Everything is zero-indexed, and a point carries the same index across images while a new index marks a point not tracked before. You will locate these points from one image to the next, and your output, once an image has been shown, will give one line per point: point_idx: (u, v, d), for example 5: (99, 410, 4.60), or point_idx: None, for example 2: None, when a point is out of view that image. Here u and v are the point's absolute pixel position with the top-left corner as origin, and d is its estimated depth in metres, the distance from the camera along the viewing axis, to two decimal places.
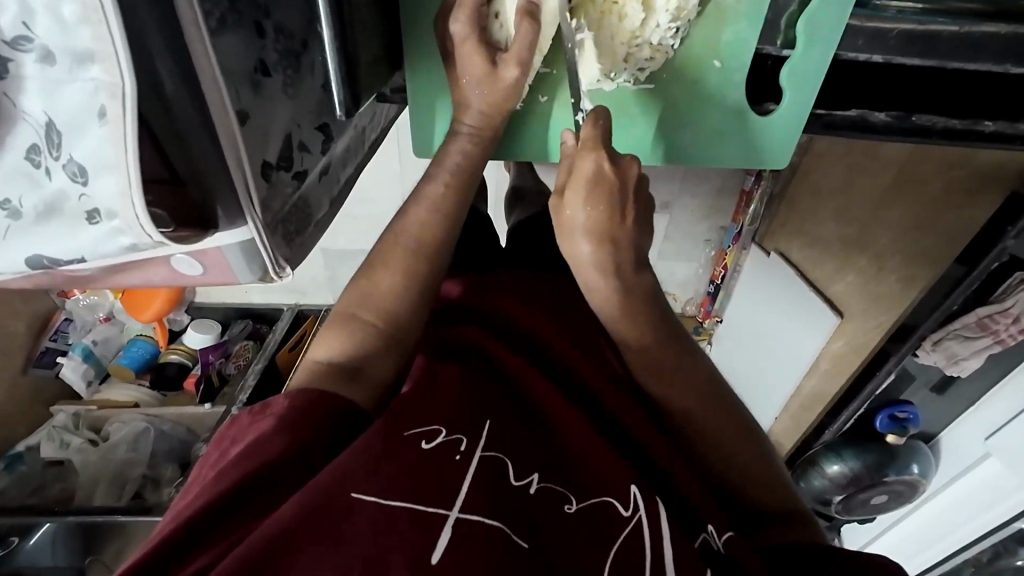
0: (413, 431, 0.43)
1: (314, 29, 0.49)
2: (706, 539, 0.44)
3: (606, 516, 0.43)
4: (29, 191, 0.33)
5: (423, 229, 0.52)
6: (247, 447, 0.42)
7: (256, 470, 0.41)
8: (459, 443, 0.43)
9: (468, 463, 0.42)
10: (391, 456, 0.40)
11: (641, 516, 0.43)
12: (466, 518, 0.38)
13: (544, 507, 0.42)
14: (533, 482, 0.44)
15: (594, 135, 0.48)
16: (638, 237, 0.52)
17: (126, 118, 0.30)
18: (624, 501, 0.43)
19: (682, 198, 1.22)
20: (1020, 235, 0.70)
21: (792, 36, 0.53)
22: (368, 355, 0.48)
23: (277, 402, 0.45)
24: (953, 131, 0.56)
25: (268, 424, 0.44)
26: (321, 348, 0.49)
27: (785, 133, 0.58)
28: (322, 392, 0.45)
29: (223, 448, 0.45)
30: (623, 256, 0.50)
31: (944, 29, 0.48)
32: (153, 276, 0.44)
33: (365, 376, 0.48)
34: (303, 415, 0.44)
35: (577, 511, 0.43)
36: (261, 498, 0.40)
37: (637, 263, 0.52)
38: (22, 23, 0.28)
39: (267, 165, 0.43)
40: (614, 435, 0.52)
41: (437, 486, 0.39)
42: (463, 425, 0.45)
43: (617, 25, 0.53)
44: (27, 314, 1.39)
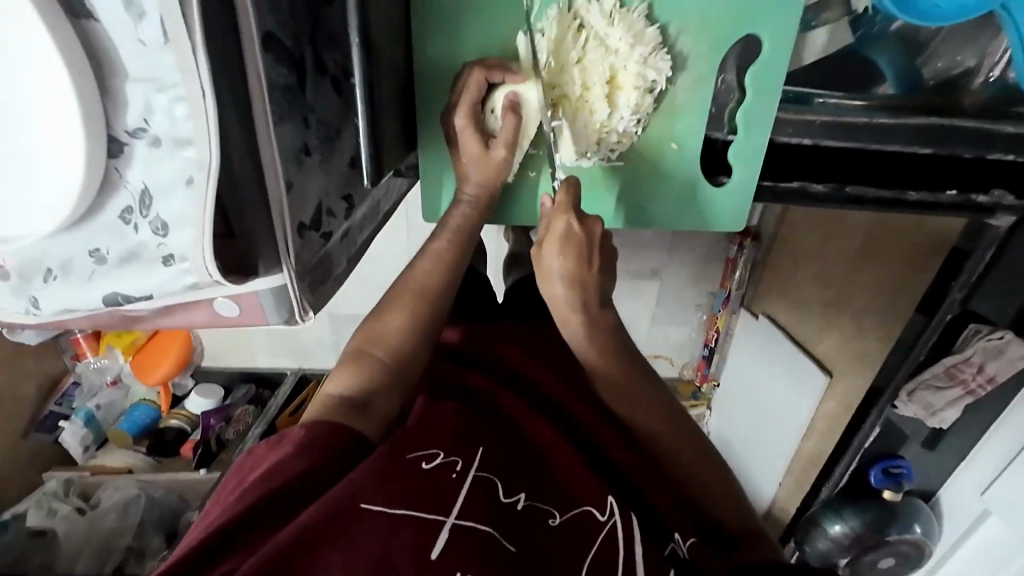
0: (415, 454, 0.48)
1: (347, 121, 0.61)
2: (672, 548, 0.50)
3: (584, 521, 0.48)
4: (117, 242, 0.42)
5: (429, 278, 0.60)
6: (269, 469, 0.47)
7: (275, 489, 0.45)
8: (456, 464, 0.48)
9: (463, 481, 0.46)
10: (396, 475, 0.45)
11: (615, 521, 0.48)
12: (462, 524, 0.43)
13: (532, 519, 0.46)
14: (521, 500, 0.48)
15: (568, 198, 0.54)
16: (603, 282, 0.57)
17: (208, 185, 0.39)
18: (601, 507, 0.49)
19: (671, 266, 1.35)
20: (964, 289, 0.77)
21: (735, 124, 0.62)
22: (374, 390, 0.54)
23: (292, 432, 0.49)
24: (882, 200, 0.67)
25: (286, 450, 0.48)
26: (339, 382, 0.55)
27: (737, 202, 0.65)
28: (337, 426, 0.50)
29: (245, 472, 0.50)
30: (590, 294, 0.56)
31: (859, 119, 0.62)
32: (196, 317, 0.51)
33: (373, 410, 0.53)
34: (319, 440, 0.48)
35: (559, 525, 0.47)
36: (278, 514, 0.44)
37: (600, 300, 0.57)
38: (142, 119, 0.38)
39: (302, 225, 0.52)
40: (597, 461, 0.59)
41: (436, 499, 0.44)
42: (458, 449, 0.50)
43: (587, 119, 0.58)
44: (36, 377, 1.43)
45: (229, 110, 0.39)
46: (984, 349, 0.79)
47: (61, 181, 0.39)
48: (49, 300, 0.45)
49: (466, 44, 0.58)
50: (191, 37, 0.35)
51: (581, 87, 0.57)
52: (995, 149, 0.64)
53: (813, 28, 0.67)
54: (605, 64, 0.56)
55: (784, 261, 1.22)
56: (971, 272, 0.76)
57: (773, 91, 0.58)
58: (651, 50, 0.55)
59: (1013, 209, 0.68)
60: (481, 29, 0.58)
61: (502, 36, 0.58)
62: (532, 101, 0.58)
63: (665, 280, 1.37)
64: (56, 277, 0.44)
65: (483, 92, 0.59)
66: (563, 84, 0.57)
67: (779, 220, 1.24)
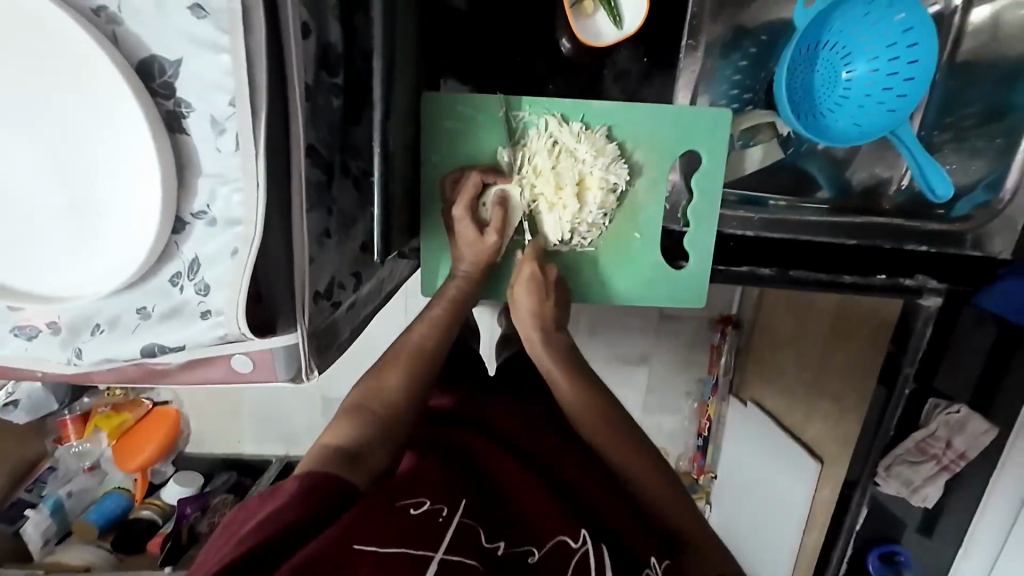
0: (403, 501, 0.53)
1: (365, 212, 0.72)
2: None
3: (562, 552, 0.52)
4: (163, 301, 0.51)
5: (423, 342, 0.68)
6: (263, 521, 0.49)
7: (270, 539, 0.48)
8: (441, 510, 0.53)
9: (449, 524, 0.51)
10: (387, 522, 0.50)
11: (587, 548, 0.53)
12: (450, 559, 0.48)
13: (511, 557, 0.51)
14: (501, 546, 0.53)
15: (534, 251, 0.72)
16: (560, 313, 0.74)
17: (248, 254, 0.48)
18: (574, 536, 0.54)
19: (658, 352, 1.42)
20: (915, 364, 0.83)
21: (688, 219, 0.74)
22: (368, 443, 0.57)
23: (288, 485, 0.52)
24: (822, 282, 0.77)
25: (283, 501, 0.50)
26: (331, 436, 0.58)
27: (697, 282, 0.75)
28: (326, 475, 0.52)
29: (232, 532, 0.51)
30: (549, 320, 0.73)
31: (788, 218, 0.76)
32: (214, 372, 0.58)
33: (363, 464, 0.56)
34: (315, 489, 0.51)
35: (538, 561, 0.51)
36: (277, 562, 0.47)
37: (558, 324, 0.73)
38: (205, 204, 0.48)
39: (317, 294, 0.60)
40: (574, 501, 0.61)
41: (425, 539, 0.49)
42: (442, 497, 0.55)
43: (563, 211, 0.69)
44: (14, 459, 1.41)
45: (275, 199, 0.51)
46: (945, 422, 0.85)
47: (128, 251, 0.49)
48: (92, 351, 0.53)
49: (463, 154, 0.71)
50: (256, 145, 0.46)
51: (556, 188, 0.69)
52: (908, 239, 0.77)
53: (750, 145, 0.86)
54: (575, 170, 0.68)
55: (766, 347, 1.33)
56: (917, 346, 0.82)
57: (713, 194, 0.72)
58: (611, 160, 0.68)
59: (938, 290, 0.78)
60: (473, 142, 0.70)
61: (491, 148, 0.71)
62: (517, 197, 0.70)
63: (653, 366, 1.43)
64: (102, 330, 0.52)
65: (480, 189, 0.70)
66: (541, 185, 0.69)
67: (756, 309, 1.37)
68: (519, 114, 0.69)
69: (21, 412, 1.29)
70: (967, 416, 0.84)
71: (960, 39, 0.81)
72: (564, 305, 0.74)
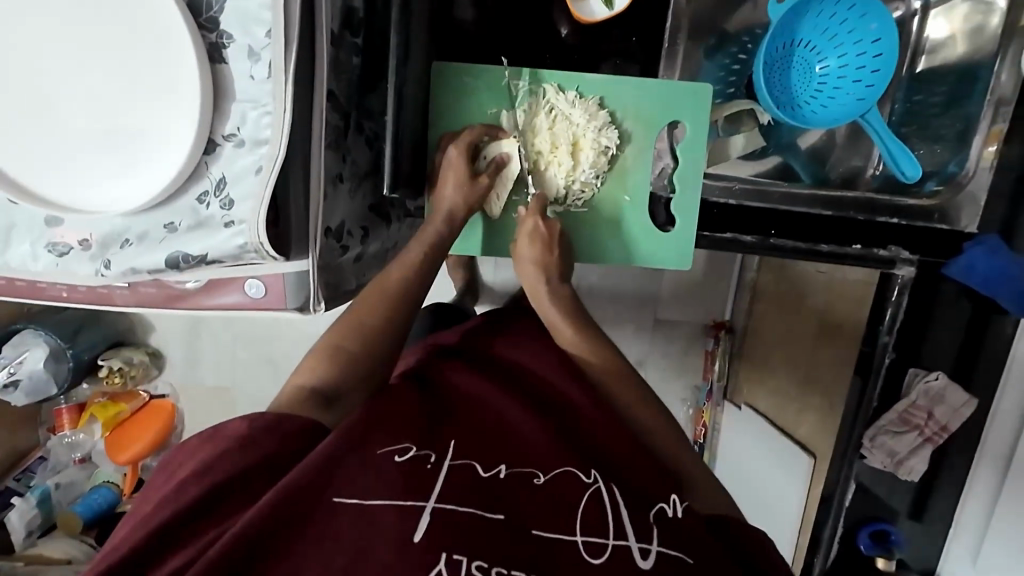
0: (386, 449, 0.53)
1: (377, 172, 0.77)
2: (663, 508, 0.54)
3: (571, 482, 0.54)
4: (190, 217, 0.55)
5: (405, 281, 0.68)
6: (206, 461, 0.50)
7: (223, 478, 0.49)
8: (428, 456, 0.54)
9: (438, 471, 0.52)
10: (371, 468, 0.51)
11: (599, 484, 0.54)
12: (441, 506, 0.48)
13: (513, 486, 0.53)
14: (502, 470, 0.55)
15: (537, 206, 0.74)
16: (563, 262, 0.75)
17: (271, 169, 0.53)
18: (585, 472, 0.55)
19: (653, 356, 1.46)
20: (892, 331, 0.86)
21: (674, 185, 0.80)
22: (345, 383, 0.61)
23: (231, 426, 0.53)
24: (800, 250, 0.80)
25: (225, 443, 0.52)
26: (306, 375, 0.61)
27: (683, 244, 0.80)
28: (274, 419, 0.54)
29: (171, 469, 0.53)
30: (552, 274, 0.75)
31: (770, 188, 0.83)
32: (228, 296, 0.62)
33: (338, 406, 0.60)
34: (260, 431, 0.53)
35: (545, 484, 0.54)
36: (232, 498, 0.49)
37: (561, 275, 0.76)
38: (236, 127, 0.54)
39: (328, 229, 0.65)
40: (580, 441, 0.63)
41: (415, 486, 0.50)
42: (429, 445, 0.56)
43: (556, 170, 0.75)
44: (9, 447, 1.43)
45: (296, 127, 0.56)
46: (924, 391, 0.88)
47: (164, 167, 0.54)
48: (120, 262, 0.56)
49: (467, 117, 0.77)
50: (285, 72, 0.52)
51: (551, 147, 0.75)
52: (881, 211, 0.83)
53: (734, 134, 0.93)
54: (569, 132, 0.75)
55: (755, 350, 1.36)
56: (892, 317, 0.85)
57: (696, 160, 0.78)
58: (602, 125, 0.75)
59: (911, 261, 0.81)
60: (477, 109, 0.77)
61: (493, 112, 0.77)
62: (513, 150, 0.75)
63: (648, 371, 1.47)
64: (131, 244, 0.57)
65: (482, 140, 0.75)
66: (538, 144, 0.75)
67: (747, 314, 1.40)
68: (519, 83, 0.76)
69: (20, 394, 1.30)
70: (944, 385, 0.86)
71: (921, 55, 0.89)
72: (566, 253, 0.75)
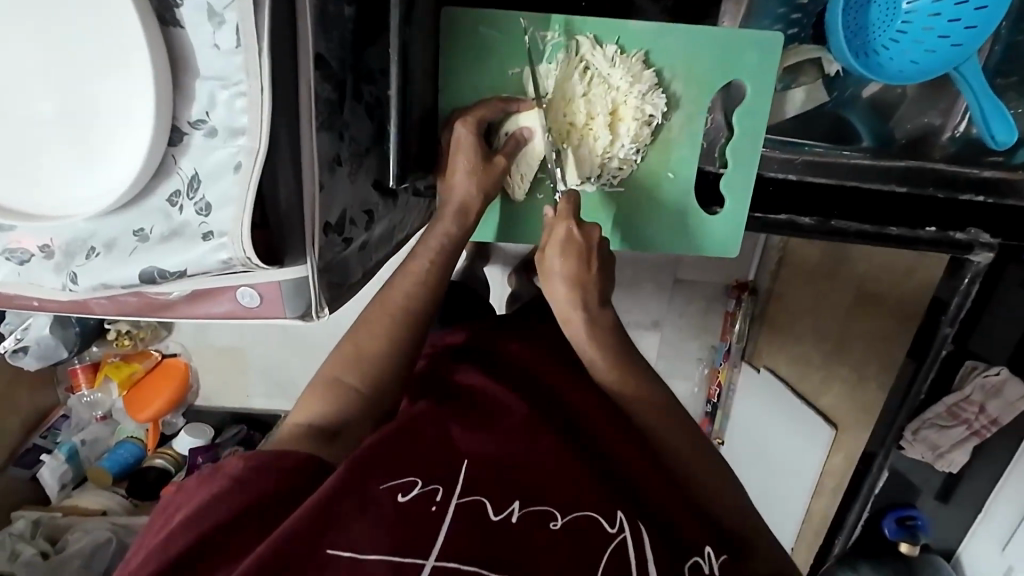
0: (388, 484, 0.49)
1: (378, 142, 0.65)
2: (698, 562, 0.48)
3: (591, 529, 0.47)
4: (161, 222, 0.47)
5: (408, 298, 0.62)
6: (200, 509, 0.47)
7: (218, 525, 0.46)
8: (435, 493, 0.49)
9: (443, 514, 0.46)
10: (370, 508, 0.46)
11: (626, 535, 0.47)
12: (443, 565, 0.43)
13: (528, 528, 0.47)
14: (514, 511, 0.48)
15: (569, 206, 0.60)
16: (602, 282, 0.63)
17: (252, 167, 0.44)
18: (610, 518, 0.49)
19: (671, 317, 1.34)
20: (955, 323, 0.78)
21: (725, 158, 0.68)
22: (349, 417, 0.57)
23: (228, 465, 0.49)
24: (866, 234, 0.71)
25: (221, 487, 0.48)
26: (305, 412, 0.57)
27: (733, 227, 0.69)
28: (275, 452, 0.51)
29: (167, 514, 0.49)
30: (590, 294, 0.62)
31: (835, 160, 0.71)
32: (219, 306, 0.55)
33: (342, 440, 0.56)
34: (257, 472, 0.49)
35: (562, 527, 0.47)
36: (231, 545, 0.46)
37: (600, 300, 0.63)
38: (204, 112, 0.43)
39: (328, 224, 0.56)
40: (602, 464, 0.58)
41: (415, 538, 0.44)
42: (437, 478, 0.50)
43: (591, 143, 0.65)
44: (25, 410, 1.38)
45: None
46: (982, 385, 0.82)
47: (123, 165, 0.45)
48: (87, 275, 0.49)
49: (482, 80, 0.65)
50: (259, 41, 0.41)
51: (587, 117, 0.64)
52: (964, 188, 0.70)
53: (791, 88, 0.74)
54: (608, 98, 0.63)
55: (779, 315, 1.23)
56: (959, 305, 0.77)
57: (757, 131, 0.65)
58: (648, 88, 0.63)
59: (991, 245, 0.71)
60: (495, 68, 0.64)
61: (514, 73, 0.65)
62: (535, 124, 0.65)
63: (665, 331, 1.35)
64: (98, 254, 0.49)
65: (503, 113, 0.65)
66: (570, 114, 0.64)
67: (772, 277, 1.25)
68: (546, 35, 0.63)
69: (31, 358, 1.22)
70: (1004, 379, 0.81)
71: None
72: (605, 269, 0.63)
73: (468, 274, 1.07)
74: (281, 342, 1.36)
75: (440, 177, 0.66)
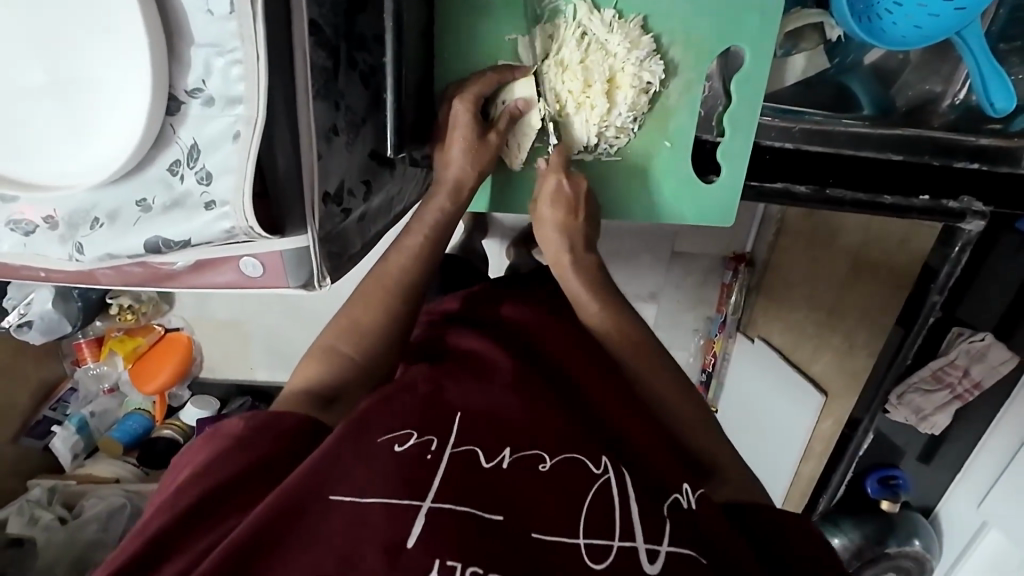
0: (386, 437, 0.51)
1: (373, 112, 0.64)
2: (677, 499, 0.51)
3: (577, 470, 0.50)
4: (163, 192, 0.47)
5: (405, 270, 0.64)
6: (207, 465, 0.50)
7: (225, 480, 0.48)
8: (430, 443, 0.51)
9: (437, 461, 0.49)
10: (369, 458, 0.48)
11: (609, 476, 0.50)
12: (439, 507, 0.45)
13: (518, 473, 0.49)
14: (505, 458, 0.51)
15: (558, 159, 0.65)
16: (587, 230, 0.69)
17: (251, 137, 0.44)
18: (595, 461, 0.52)
19: (668, 289, 1.35)
20: (944, 291, 0.80)
21: (723, 127, 0.68)
22: (344, 383, 0.59)
23: (231, 425, 0.52)
24: (861, 203, 0.72)
25: (224, 444, 0.51)
26: (306, 377, 0.59)
27: (729, 196, 0.70)
28: (272, 412, 0.54)
29: (177, 472, 0.52)
30: (576, 238, 0.68)
31: (836, 129, 0.70)
32: (222, 276, 0.56)
33: (338, 406, 0.58)
34: (258, 430, 0.52)
35: (550, 469, 0.50)
36: (238, 496, 0.48)
37: (585, 245, 0.70)
38: (201, 81, 0.43)
39: (327, 194, 0.56)
40: (590, 419, 0.60)
41: (410, 482, 0.46)
42: (432, 429, 0.52)
43: (589, 112, 0.64)
44: (33, 383, 1.41)
45: (277, 80, 0.46)
46: (967, 351, 0.84)
47: (123, 136, 0.45)
48: (93, 246, 0.50)
49: (479, 47, 0.65)
50: (253, 8, 0.41)
51: (582, 86, 0.63)
52: (960, 156, 0.71)
53: (793, 54, 0.74)
54: (606, 65, 0.62)
55: (775, 285, 1.23)
56: (948, 274, 0.78)
57: (755, 98, 0.65)
58: (646, 56, 0.62)
59: (983, 214, 0.71)
60: (492, 34, 0.64)
61: (511, 39, 0.64)
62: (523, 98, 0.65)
63: (661, 303, 1.37)
64: (102, 225, 0.49)
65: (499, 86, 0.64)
66: (567, 82, 0.63)
67: (769, 248, 1.24)
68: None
69: (36, 333, 1.24)
70: (988, 345, 0.83)
71: None
72: (593, 217, 0.69)
73: (467, 247, 1.08)
74: (283, 315, 1.37)
75: (436, 148, 0.67)
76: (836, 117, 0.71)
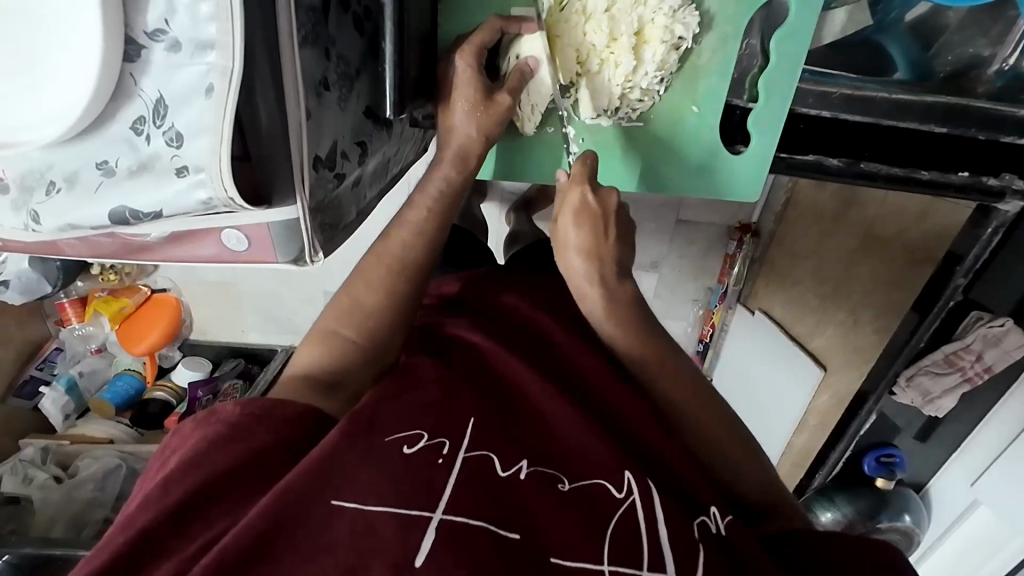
0: (394, 437, 0.49)
1: (367, 62, 0.57)
2: (705, 521, 0.49)
3: (601, 496, 0.48)
4: (127, 153, 0.41)
5: (404, 248, 0.58)
6: (195, 457, 0.46)
7: (216, 477, 0.45)
8: (441, 447, 0.48)
9: (450, 465, 0.47)
10: (376, 460, 0.46)
11: (634, 498, 0.48)
12: (452, 519, 0.43)
13: (539, 486, 0.47)
14: (522, 468, 0.49)
15: (582, 171, 0.56)
16: (620, 252, 0.59)
17: (227, 92, 0.37)
18: (617, 483, 0.49)
19: (670, 258, 1.31)
20: (969, 273, 0.77)
21: (756, 91, 0.61)
22: (345, 371, 0.55)
23: (224, 410, 0.49)
24: (895, 177, 0.67)
25: (217, 432, 0.48)
26: (303, 361, 0.56)
27: (756, 170, 0.63)
28: (269, 401, 0.51)
29: (169, 455, 0.49)
30: (606, 268, 0.58)
31: (877, 94, 0.62)
32: (203, 249, 0.51)
33: (342, 390, 0.55)
34: (256, 420, 0.49)
35: (570, 489, 0.48)
36: (230, 496, 0.45)
37: (618, 273, 0.59)
38: (163, 20, 0.37)
39: (317, 159, 0.50)
40: (607, 423, 0.58)
41: (419, 494, 0.44)
42: (444, 430, 0.50)
43: (613, 70, 0.58)
44: (16, 343, 1.36)
45: (255, 20, 0.39)
46: (984, 336, 0.81)
47: (72, 85, 0.38)
48: (50, 215, 0.45)
49: None
50: None
51: (608, 39, 0.57)
52: (1006, 130, 0.62)
53: (831, 8, 0.65)
54: (634, 16, 0.57)
55: (779, 260, 1.19)
56: (976, 257, 0.75)
57: (796, 58, 0.58)
58: (680, 5, 0.56)
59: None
60: None
61: None
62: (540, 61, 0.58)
63: (663, 273, 1.33)
64: (59, 190, 0.43)
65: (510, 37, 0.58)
66: (590, 34, 0.58)
67: (776, 218, 1.19)
68: None
69: (14, 293, 1.16)
70: (1006, 330, 0.79)
71: None
72: (624, 233, 0.60)
73: (465, 212, 1.02)
74: (271, 278, 1.32)
75: (439, 110, 0.60)
76: (890, 90, 0.62)
